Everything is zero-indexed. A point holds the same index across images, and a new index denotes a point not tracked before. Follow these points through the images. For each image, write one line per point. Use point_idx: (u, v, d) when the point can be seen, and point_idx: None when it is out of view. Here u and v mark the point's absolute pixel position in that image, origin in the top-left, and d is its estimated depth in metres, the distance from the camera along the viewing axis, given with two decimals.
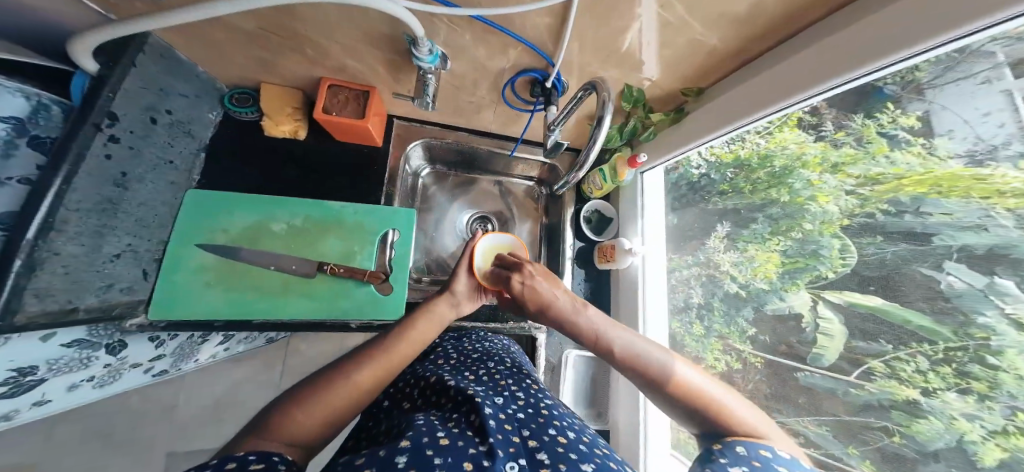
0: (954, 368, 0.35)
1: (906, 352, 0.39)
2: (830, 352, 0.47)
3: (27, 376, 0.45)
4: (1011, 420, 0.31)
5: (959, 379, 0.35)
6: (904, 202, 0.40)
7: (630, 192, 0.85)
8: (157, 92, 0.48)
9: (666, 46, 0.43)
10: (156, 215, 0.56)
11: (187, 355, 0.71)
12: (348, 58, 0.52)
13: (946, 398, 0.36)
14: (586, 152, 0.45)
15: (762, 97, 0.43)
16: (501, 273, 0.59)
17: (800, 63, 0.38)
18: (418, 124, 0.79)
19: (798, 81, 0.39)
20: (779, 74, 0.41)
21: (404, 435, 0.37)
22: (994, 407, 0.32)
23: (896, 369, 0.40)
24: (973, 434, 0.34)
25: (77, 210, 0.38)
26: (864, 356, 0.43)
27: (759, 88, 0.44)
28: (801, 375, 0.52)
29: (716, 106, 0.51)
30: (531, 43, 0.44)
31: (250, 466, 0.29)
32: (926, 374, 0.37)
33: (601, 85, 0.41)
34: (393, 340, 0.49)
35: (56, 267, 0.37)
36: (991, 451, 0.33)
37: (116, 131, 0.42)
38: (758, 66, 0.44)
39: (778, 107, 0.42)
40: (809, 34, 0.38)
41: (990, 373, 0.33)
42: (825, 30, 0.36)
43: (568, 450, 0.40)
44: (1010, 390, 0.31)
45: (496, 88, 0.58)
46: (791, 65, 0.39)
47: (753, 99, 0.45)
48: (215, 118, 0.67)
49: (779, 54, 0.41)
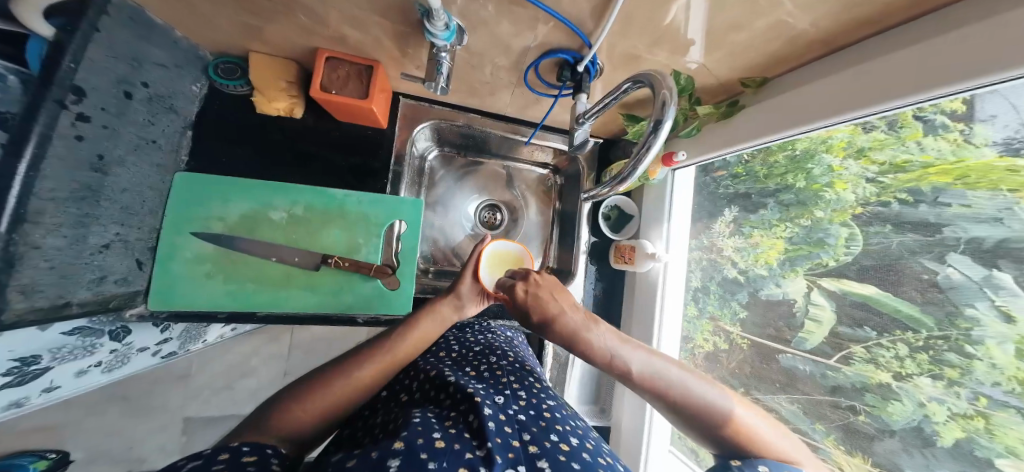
0: (930, 356, 0.41)
1: (889, 339, 0.45)
2: (815, 337, 0.54)
3: (31, 365, 0.44)
4: (974, 404, 0.38)
5: (933, 366, 0.41)
6: (923, 192, 0.42)
7: (657, 192, 0.80)
8: (129, 62, 0.43)
9: (731, 26, 0.35)
10: (144, 201, 0.53)
11: (194, 337, 0.73)
12: (349, 27, 0.45)
13: (919, 382, 0.42)
14: (630, 168, 0.40)
15: (863, 94, 0.36)
16: (503, 283, 0.55)
17: (929, 56, 0.30)
18: (427, 103, 0.72)
19: (923, 77, 0.30)
20: (899, 66, 0.32)
21: (398, 434, 0.33)
22: (960, 391, 0.39)
23: (876, 355, 0.46)
24: (939, 415, 0.41)
25: (52, 199, 0.34)
26: (848, 342, 0.50)
27: (861, 82, 0.36)
28: (780, 357, 0.59)
29: (793, 100, 0.43)
30: (566, 19, 0.37)
31: (243, 458, 0.27)
32: (902, 361, 0.44)
33: (659, 82, 0.35)
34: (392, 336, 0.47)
35: (38, 262, 0.34)
36: (950, 430, 0.40)
37: (85, 109, 0.37)
38: (854, 56, 0.37)
39: (884, 108, 0.35)
40: (949, 15, 0.29)
41: (965, 361, 0.39)
42: (972, 13, 0.27)
43: (571, 459, 0.35)
44: (978, 377, 0.37)
45: (517, 68, 0.52)
46: (918, 55, 0.31)
47: (852, 94, 0.37)
48: (200, 90, 0.61)
49: (900, 40, 0.32)
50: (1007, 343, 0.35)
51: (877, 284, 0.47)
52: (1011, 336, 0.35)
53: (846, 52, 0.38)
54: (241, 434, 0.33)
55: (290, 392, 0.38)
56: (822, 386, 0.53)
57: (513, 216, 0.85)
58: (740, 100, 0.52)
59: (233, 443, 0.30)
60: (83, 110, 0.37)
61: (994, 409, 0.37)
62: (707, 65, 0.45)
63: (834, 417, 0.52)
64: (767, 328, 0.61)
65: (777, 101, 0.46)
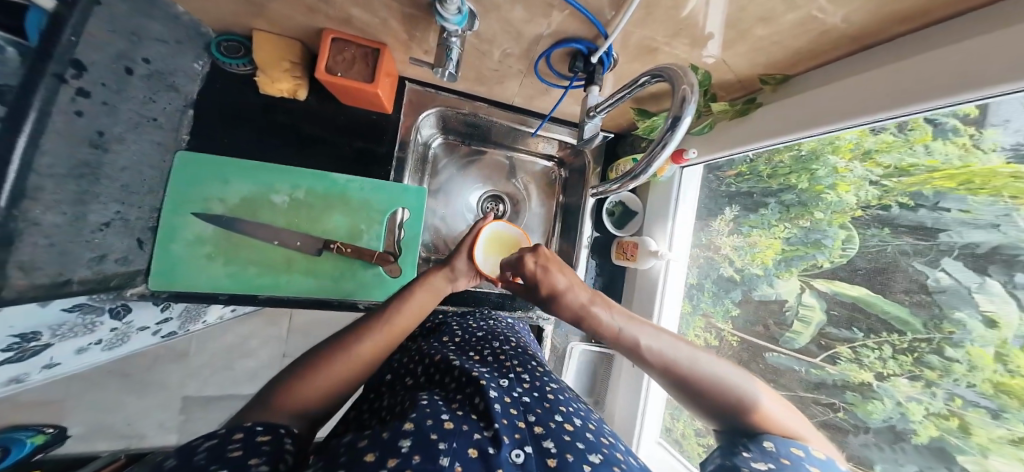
0: (913, 358, 0.43)
1: (874, 340, 0.46)
2: (804, 336, 0.55)
3: (31, 342, 0.42)
4: (949, 404, 0.40)
5: (914, 367, 0.43)
6: (926, 196, 0.42)
7: (663, 189, 0.78)
8: (129, 37, 0.42)
9: (755, 20, 0.34)
10: (145, 180, 0.52)
11: (194, 318, 0.72)
12: (355, 8, 0.43)
13: (898, 382, 0.44)
14: (641, 165, 0.39)
15: (896, 94, 0.34)
16: (512, 259, 0.56)
17: (973, 56, 0.28)
18: (432, 89, 0.71)
19: (962, 79, 0.29)
20: (941, 65, 0.30)
21: (405, 416, 0.30)
22: (937, 392, 0.41)
23: (860, 355, 0.48)
24: (917, 415, 0.43)
25: (50, 176, 0.34)
26: (835, 342, 0.51)
27: (896, 79, 0.34)
28: (768, 355, 0.61)
29: (818, 97, 0.42)
30: (583, 7, 0.36)
31: (257, 438, 0.25)
32: (886, 361, 0.45)
33: (682, 77, 0.34)
34: (392, 309, 0.44)
35: (37, 238, 0.34)
36: (926, 428, 0.42)
37: (84, 84, 0.36)
38: (891, 51, 0.35)
39: (920, 109, 0.33)
40: (1002, 11, 0.26)
41: (945, 363, 0.40)
42: (1019, 12, 0.25)
43: (575, 439, 0.33)
44: (957, 378, 0.39)
45: (528, 57, 0.51)
46: (960, 54, 0.28)
47: (887, 93, 0.35)
48: (202, 68, 0.60)
49: (949, 33, 0.30)
50: (989, 347, 0.36)
51: (871, 287, 0.47)
52: (993, 340, 0.36)
53: (885, 47, 0.36)
54: (246, 416, 0.30)
55: (288, 374, 0.35)
56: (806, 383, 0.55)
57: (516, 207, 0.84)
58: (758, 97, 0.51)
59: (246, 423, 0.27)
60: (83, 85, 0.36)
61: (968, 409, 0.39)
62: (725, 60, 0.44)
63: (815, 412, 0.54)
64: (758, 326, 0.62)
65: (802, 98, 0.44)
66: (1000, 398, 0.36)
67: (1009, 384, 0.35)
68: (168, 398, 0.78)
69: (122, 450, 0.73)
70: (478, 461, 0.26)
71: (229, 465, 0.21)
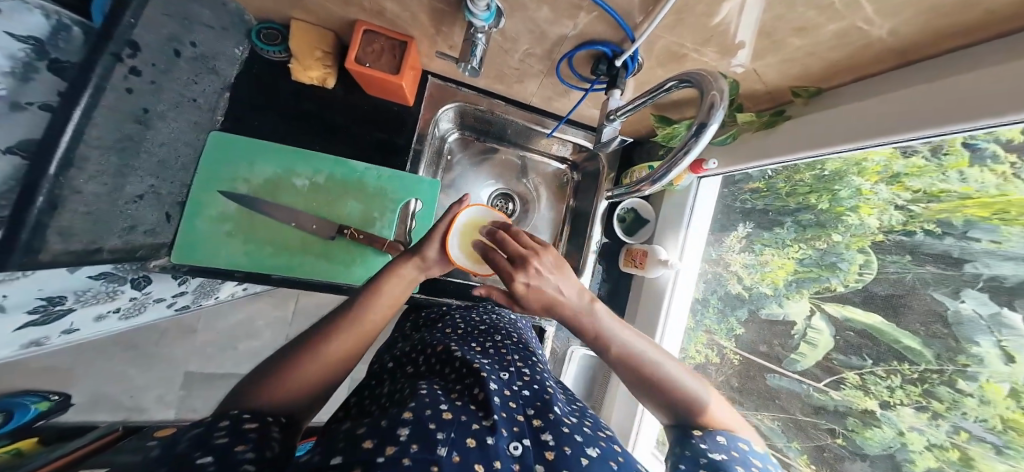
0: (921, 389, 0.42)
1: (884, 368, 0.45)
2: (807, 359, 0.55)
3: (56, 305, 0.45)
4: (954, 436, 0.40)
5: (922, 398, 0.42)
6: (954, 224, 0.40)
7: (679, 197, 0.76)
8: (181, 22, 0.45)
9: (790, 30, 0.33)
10: (179, 157, 0.55)
11: (207, 293, 0.73)
12: (389, 2, 0.45)
13: (902, 412, 0.44)
14: (659, 171, 0.38)
15: (936, 112, 0.32)
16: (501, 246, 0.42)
17: (1016, 78, 0.26)
18: (453, 85, 0.72)
19: (1008, 99, 0.27)
20: (982, 87, 0.29)
21: (405, 405, 0.30)
22: (942, 424, 0.41)
23: (868, 382, 0.47)
24: (916, 445, 0.43)
25: (97, 147, 0.36)
26: (842, 367, 0.50)
27: (939, 98, 0.32)
28: (768, 376, 0.60)
29: (856, 110, 0.40)
30: (612, 10, 0.36)
31: (244, 426, 0.22)
32: (893, 391, 0.44)
33: (712, 84, 0.33)
34: (385, 280, 0.41)
35: (79, 206, 0.36)
36: (924, 459, 0.43)
37: (137, 63, 0.39)
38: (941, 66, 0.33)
39: (954, 130, 0.31)
40: None
41: (954, 396, 0.40)
42: None
43: (573, 431, 0.33)
44: (965, 412, 0.39)
45: (551, 58, 0.51)
46: (1001, 78, 0.27)
47: (924, 109, 0.33)
48: (241, 54, 0.62)
49: (998, 53, 0.28)
50: (1005, 382, 0.36)
51: (885, 316, 0.46)
52: (1010, 377, 0.35)
53: (945, 59, 0.32)
54: (239, 398, 0.27)
55: (272, 357, 0.31)
56: (805, 406, 0.55)
57: (525, 207, 0.85)
58: (788, 110, 0.50)
59: (235, 411, 0.24)
60: (136, 65, 0.39)
61: (972, 443, 0.39)
62: (756, 70, 0.43)
63: (813, 436, 0.54)
64: (761, 345, 0.62)
65: (835, 110, 0.43)
66: (1007, 433, 0.36)
67: (1018, 421, 0.35)
68: (174, 372, 0.79)
69: (120, 422, 0.74)
70: (476, 451, 0.26)
71: (215, 452, 0.19)
